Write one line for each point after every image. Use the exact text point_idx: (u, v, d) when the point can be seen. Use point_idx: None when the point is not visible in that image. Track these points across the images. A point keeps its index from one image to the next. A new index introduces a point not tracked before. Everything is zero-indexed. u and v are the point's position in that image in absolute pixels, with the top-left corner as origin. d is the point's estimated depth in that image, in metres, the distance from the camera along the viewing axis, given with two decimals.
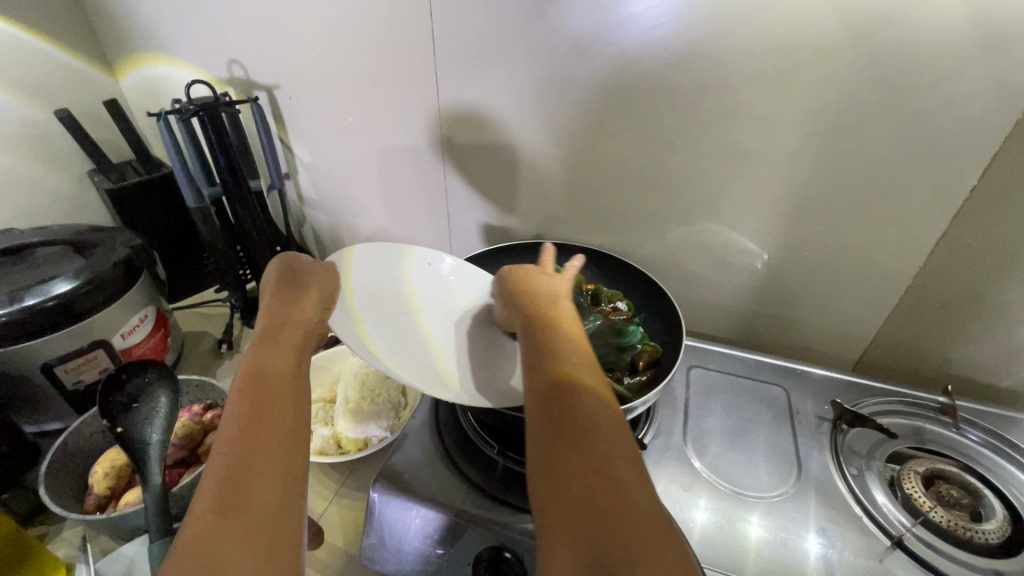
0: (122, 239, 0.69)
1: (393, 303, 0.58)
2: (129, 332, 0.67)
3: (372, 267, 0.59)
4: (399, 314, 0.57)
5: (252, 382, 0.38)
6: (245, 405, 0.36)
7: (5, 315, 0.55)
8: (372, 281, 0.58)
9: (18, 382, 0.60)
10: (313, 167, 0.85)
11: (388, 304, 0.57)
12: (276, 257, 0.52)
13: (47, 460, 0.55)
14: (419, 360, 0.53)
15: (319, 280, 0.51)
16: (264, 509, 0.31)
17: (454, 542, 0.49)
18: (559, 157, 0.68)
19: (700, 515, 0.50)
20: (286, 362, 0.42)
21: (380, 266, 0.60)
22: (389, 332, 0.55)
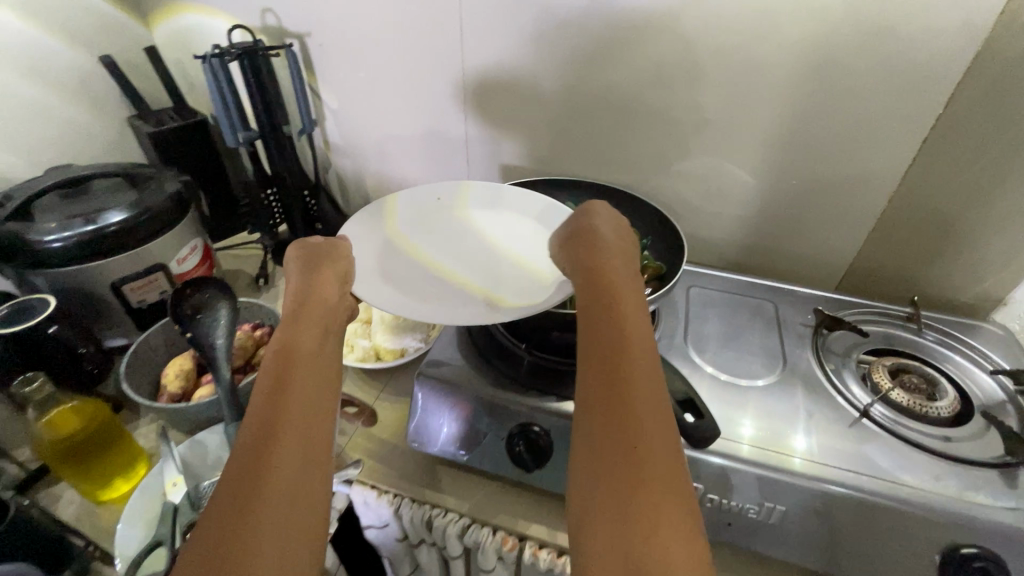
0: (171, 174, 0.75)
1: (436, 236, 0.69)
2: (183, 259, 0.73)
3: (401, 213, 0.70)
4: (431, 248, 0.67)
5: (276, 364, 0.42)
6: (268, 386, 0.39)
7: (68, 238, 0.61)
8: (402, 225, 0.69)
9: (91, 298, 0.67)
10: (339, 113, 0.90)
11: (421, 241, 0.68)
12: (293, 245, 0.55)
13: (125, 362, 0.62)
14: (451, 283, 0.63)
15: (339, 263, 0.55)
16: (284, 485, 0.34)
17: (489, 422, 0.57)
18: (573, 99, 0.74)
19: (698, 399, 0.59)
20: (306, 342, 0.45)
21: (410, 211, 0.71)
22: (423, 264, 0.65)
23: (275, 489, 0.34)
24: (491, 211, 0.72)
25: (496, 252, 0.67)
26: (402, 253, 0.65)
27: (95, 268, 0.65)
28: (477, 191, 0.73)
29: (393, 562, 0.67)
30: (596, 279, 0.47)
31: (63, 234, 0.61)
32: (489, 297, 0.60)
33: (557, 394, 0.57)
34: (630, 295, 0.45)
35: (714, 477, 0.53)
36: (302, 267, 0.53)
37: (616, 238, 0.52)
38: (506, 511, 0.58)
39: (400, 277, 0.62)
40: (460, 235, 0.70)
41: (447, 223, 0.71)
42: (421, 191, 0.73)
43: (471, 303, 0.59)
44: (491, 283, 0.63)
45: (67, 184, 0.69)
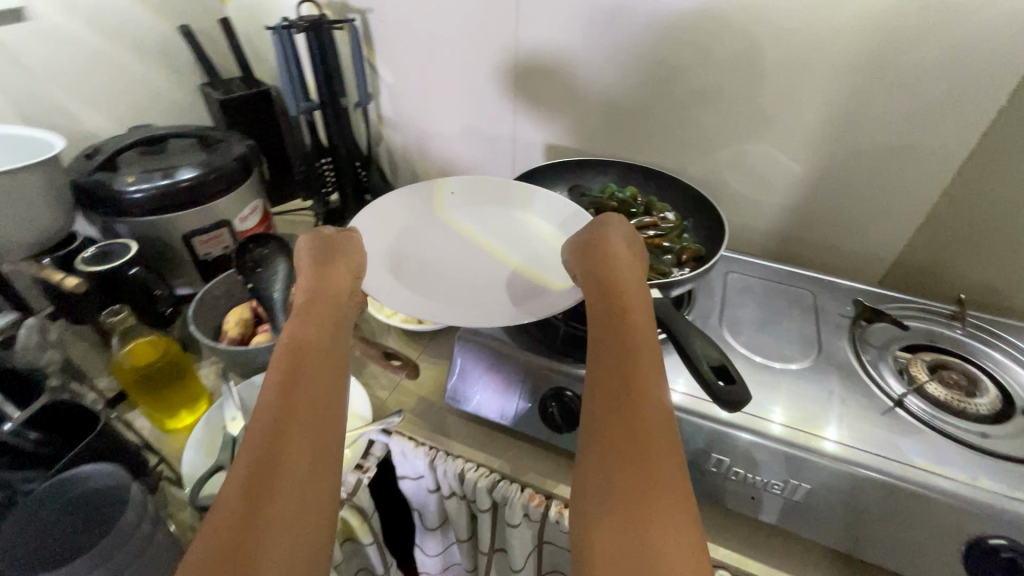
0: (239, 139, 0.79)
1: (472, 229, 0.71)
2: (245, 218, 0.78)
3: (411, 208, 0.72)
4: (445, 240, 0.69)
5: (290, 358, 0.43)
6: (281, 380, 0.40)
7: (143, 191, 0.66)
8: (414, 219, 0.71)
9: (164, 248, 0.73)
10: (394, 88, 0.93)
11: (433, 233, 0.70)
12: (304, 235, 0.56)
13: (192, 307, 0.68)
14: (469, 274, 0.65)
15: (353, 254, 0.56)
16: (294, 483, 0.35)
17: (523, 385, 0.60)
18: (624, 80, 0.75)
19: None
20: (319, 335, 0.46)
21: (422, 205, 0.73)
22: (439, 256, 0.67)
23: (284, 485, 0.34)
24: (503, 205, 0.74)
25: (511, 243, 0.69)
26: (415, 248, 0.67)
27: (169, 220, 0.70)
28: (486, 187, 0.75)
29: (424, 513, 0.71)
30: (612, 306, 0.47)
31: (140, 187, 0.67)
32: (511, 290, 0.62)
33: None
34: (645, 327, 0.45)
35: (741, 452, 0.54)
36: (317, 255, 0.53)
37: (629, 253, 0.52)
38: (535, 471, 0.60)
39: (415, 272, 0.63)
40: (473, 227, 0.71)
41: (459, 215, 0.73)
42: (430, 187, 0.75)
43: (493, 299, 0.60)
44: (508, 274, 0.64)
45: (147, 142, 0.75)
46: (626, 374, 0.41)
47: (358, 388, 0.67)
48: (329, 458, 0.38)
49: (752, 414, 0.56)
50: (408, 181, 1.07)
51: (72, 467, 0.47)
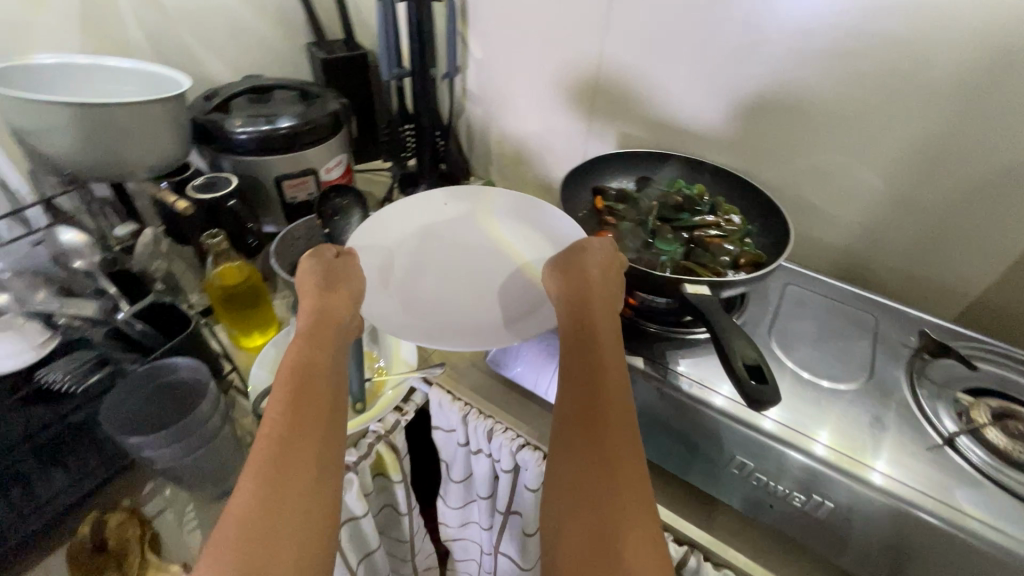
0: (334, 96, 0.86)
1: (483, 244, 0.71)
2: (330, 170, 0.85)
3: (410, 218, 0.72)
4: (440, 252, 0.70)
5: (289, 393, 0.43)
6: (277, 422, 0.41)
7: (249, 133, 0.74)
8: (412, 228, 0.71)
9: (258, 188, 0.81)
10: (482, 63, 0.97)
11: (428, 243, 0.70)
12: (307, 253, 0.55)
13: (277, 241, 0.75)
14: (464, 291, 0.66)
15: (354, 275, 0.55)
16: (289, 533, 0.36)
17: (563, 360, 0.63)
18: (710, 76, 0.74)
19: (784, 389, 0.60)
20: (318, 365, 0.46)
21: (419, 216, 0.73)
22: (434, 269, 0.68)
23: (275, 543, 0.36)
24: (499, 217, 0.74)
25: (506, 259, 0.69)
26: (410, 260, 0.68)
27: (266, 163, 0.78)
28: (483, 200, 0.76)
29: (451, 466, 0.76)
30: (584, 355, 0.48)
31: (246, 129, 0.74)
32: (503, 310, 0.63)
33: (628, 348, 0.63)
34: (614, 369, 0.47)
35: (771, 458, 0.55)
36: (317, 279, 0.53)
37: (604, 295, 0.53)
38: None
39: (408, 287, 0.65)
40: (469, 237, 0.72)
41: (455, 225, 0.73)
42: (428, 197, 0.75)
43: (485, 323, 0.62)
44: (500, 293, 0.65)
45: (256, 90, 0.83)
46: (600, 459, 0.41)
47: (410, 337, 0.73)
48: (321, 511, 0.38)
49: (787, 423, 0.55)
50: (481, 156, 1.10)
51: (168, 354, 0.55)
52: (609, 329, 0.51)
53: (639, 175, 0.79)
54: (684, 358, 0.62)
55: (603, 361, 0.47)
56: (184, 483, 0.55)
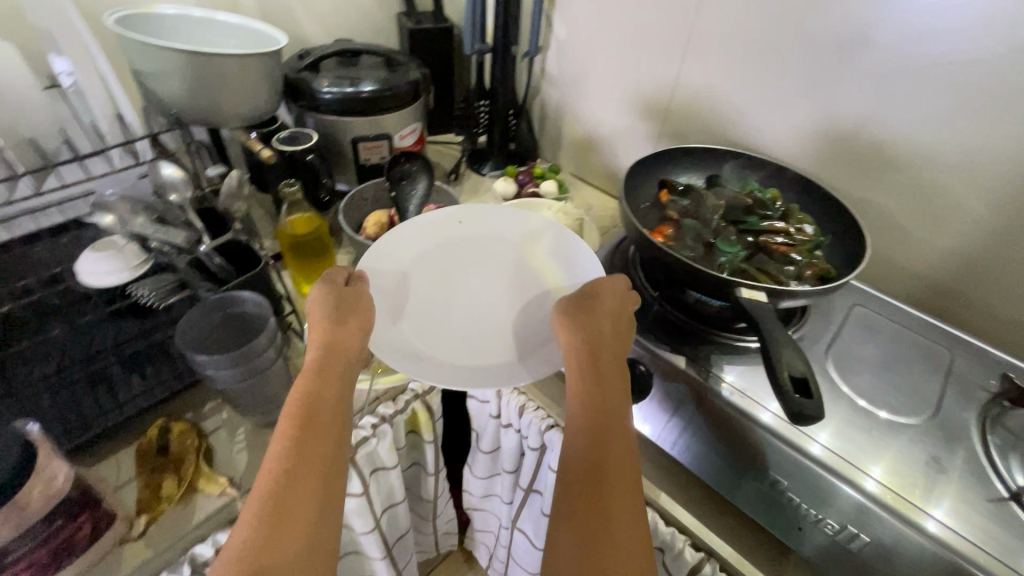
0: (416, 66, 0.88)
1: (496, 268, 0.67)
2: (403, 137, 0.88)
3: (422, 240, 0.68)
4: (454, 277, 0.65)
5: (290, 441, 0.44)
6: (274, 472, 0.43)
7: (333, 94, 0.78)
8: (424, 250, 0.67)
9: (336, 147, 0.85)
10: (563, 45, 0.95)
11: (443, 268, 0.66)
12: (318, 283, 0.55)
13: (346, 199, 0.79)
14: (484, 322, 0.61)
15: (365, 309, 0.54)
16: None
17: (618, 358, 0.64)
18: (802, 76, 0.69)
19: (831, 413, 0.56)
20: (319, 411, 0.47)
21: (430, 236, 0.68)
22: (451, 296, 0.64)
23: None
24: (515, 240, 0.69)
25: (525, 286, 0.65)
26: (418, 280, 0.64)
27: (345, 124, 0.81)
28: (499, 223, 0.71)
29: (480, 436, 0.78)
30: (587, 417, 0.48)
31: (331, 90, 0.78)
32: (514, 350, 0.58)
33: (672, 346, 0.61)
34: (618, 431, 0.48)
35: (809, 479, 0.53)
36: (327, 314, 0.52)
37: (613, 370, 0.52)
38: None
39: (422, 315, 0.61)
40: (485, 261, 0.67)
41: (470, 246, 0.68)
42: (439, 217, 0.70)
43: (495, 362, 0.57)
44: (524, 327, 0.61)
45: (345, 54, 0.87)
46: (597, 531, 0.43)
47: None
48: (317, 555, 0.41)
49: (832, 449, 0.52)
50: (550, 139, 1.09)
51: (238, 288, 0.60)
52: (617, 386, 0.51)
53: (710, 173, 0.76)
54: (729, 364, 0.60)
55: (608, 421, 0.48)
56: (238, 406, 0.60)
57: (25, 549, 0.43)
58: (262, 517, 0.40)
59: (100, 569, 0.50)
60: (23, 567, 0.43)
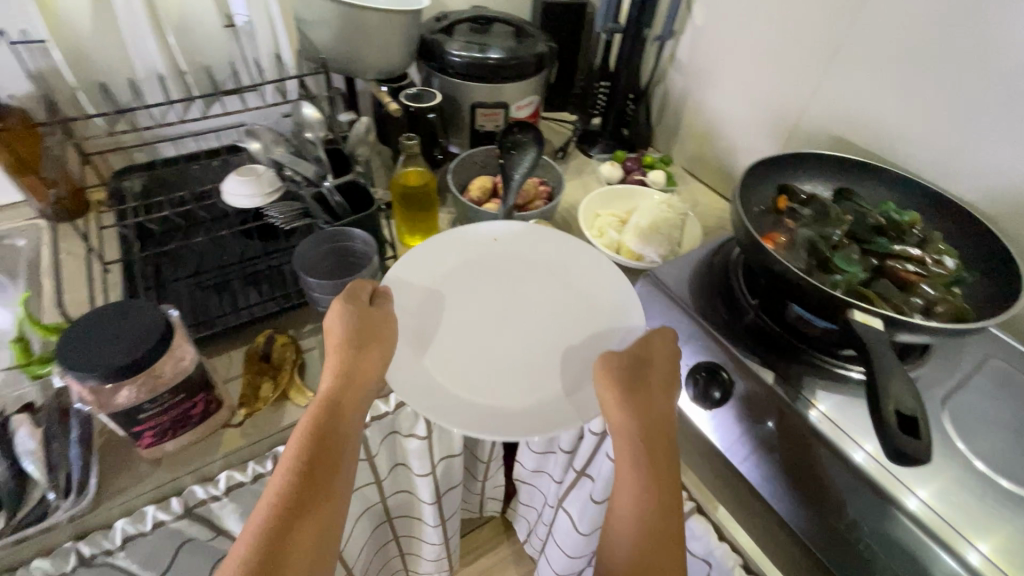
0: (544, 39, 0.88)
1: (526, 294, 0.65)
2: (520, 108, 0.89)
3: (452, 255, 0.68)
4: (484, 295, 0.64)
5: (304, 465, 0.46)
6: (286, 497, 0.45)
7: (462, 58, 0.81)
8: (454, 264, 0.66)
9: (455, 110, 0.88)
10: (699, 31, 0.90)
11: (474, 288, 0.65)
12: (338, 298, 0.54)
13: (457, 160, 0.82)
14: (513, 349, 0.59)
15: (388, 332, 0.54)
16: None
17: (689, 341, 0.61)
18: (980, 88, 0.60)
19: (938, 469, 0.50)
20: (332, 438, 0.49)
21: (462, 252, 0.68)
22: (479, 315, 0.62)
23: None
24: (554, 263, 0.68)
25: (561, 313, 0.63)
26: (449, 297, 0.63)
27: (468, 88, 0.84)
28: (535, 248, 0.70)
29: None
30: (640, 499, 0.49)
31: (461, 54, 0.81)
32: (540, 392, 0.56)
33: (761, 359, 0.58)
34: (670, 508, 0.49)
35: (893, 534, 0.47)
36: (347, 335, 0.52)
37: (663, 466, 0.51)
38: None
39: (445, 338, 0.59)
40: (519, 282, 0.66)
41: (505, 265, 0.68)
42: (471, 234, 0.70)
43: (516, 401, 0.55)
44: (556, 358, 0.59)
45: (479, 21, 0.89)
46: None
47: None
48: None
49: (931, 506, 0.47)
50: (667, 129, 1.05)
51: (350, 225, 0.64)
52: (668, 461, 0.51)
53: (842, 184, 0.69)
54: (824, 392, 0.55)
55: (661, 500, 0.49)
56: None
57: (154, 411, 0.50)
58: (266, 539, 0.42)
59: (201, 446, 0.56)
60: (150, 424, 0.51)
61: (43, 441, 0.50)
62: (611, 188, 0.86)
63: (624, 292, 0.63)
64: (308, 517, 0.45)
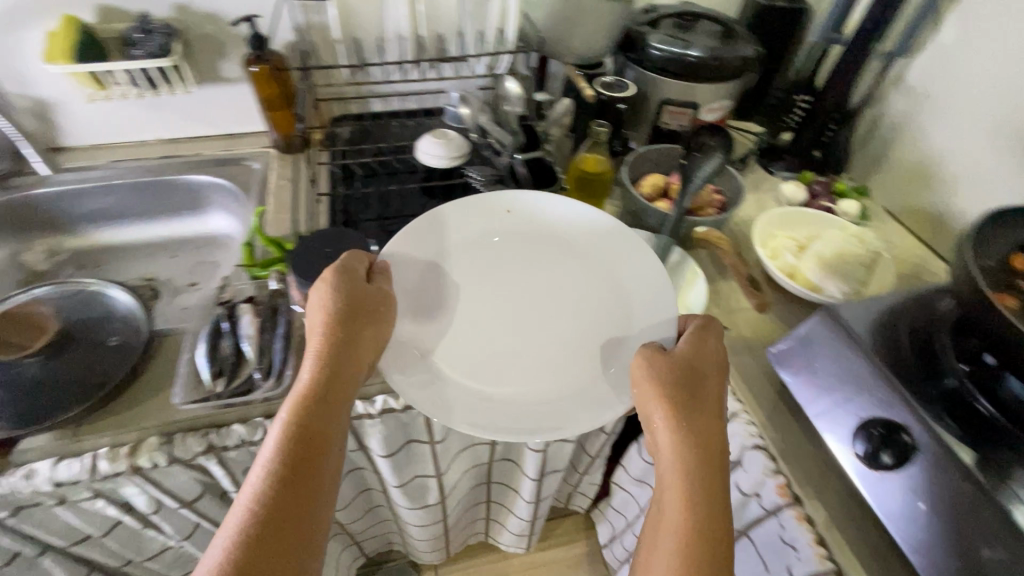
0: (752, 42, 0.83)
1: (541, 268, 0.65)
2: (709, 111, 0.86)
3: (458, 230, 0.66)
4: (493, 276, 0.64)
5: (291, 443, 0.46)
6: (272, 475, 0.44)
7: (660, 51, 0.79)
8: (456, 240, 0.65)
9: (641, 102, 0.87)
10: (943, 53, 0.78)
11: (487, 270, 0.64)
12: (327, 273, 0.53)
13: (636, 154, 0.81)
14: (516, 340, 0.59)
15: (381, 312, 0.53)
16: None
17: (844, 380, 0.55)
18: None
19: None
20: (317, 414, 0.48)
21: (474, 223, 0.67)
22: (493, 305, 0.61)
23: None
24: (579, 248, 0.66)
25: (579, 305, 0.62)
26: (457, 276, 0.63)
27: (659, 83, 0.82)
28: (552, 223, 0.68)
29: None
30: None
31: (659, 47, 0.80)
32: (560, 379, 0.56)
33: (961, 434, 0.50)
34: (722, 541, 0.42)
35: None
36: (336, 311, 0.51)
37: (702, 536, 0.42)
38: (807, 476, 0.56)
39: (452, 318, 0.59)
40: (539, 265, 0.65)
41: (523, 247, 0.66)
42: (485, 204, 0.68)
43: (534, 385, 0.55)
44: (581, 347, 0.58)
45: (686, 16, 0.86)
46: None
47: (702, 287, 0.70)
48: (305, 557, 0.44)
49: None
50: (869, 158, 0.93)
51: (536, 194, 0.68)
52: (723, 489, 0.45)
53: None
54: None
55: (711, 530, 0.42)
56: None
57: None
58: (255, 514, 0.43)
59: None
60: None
61: (258, 330, 0.60)
62: (793, 210, 0.79)
63: (654, 292, 0.60)
64: (300, 497, 0.44)
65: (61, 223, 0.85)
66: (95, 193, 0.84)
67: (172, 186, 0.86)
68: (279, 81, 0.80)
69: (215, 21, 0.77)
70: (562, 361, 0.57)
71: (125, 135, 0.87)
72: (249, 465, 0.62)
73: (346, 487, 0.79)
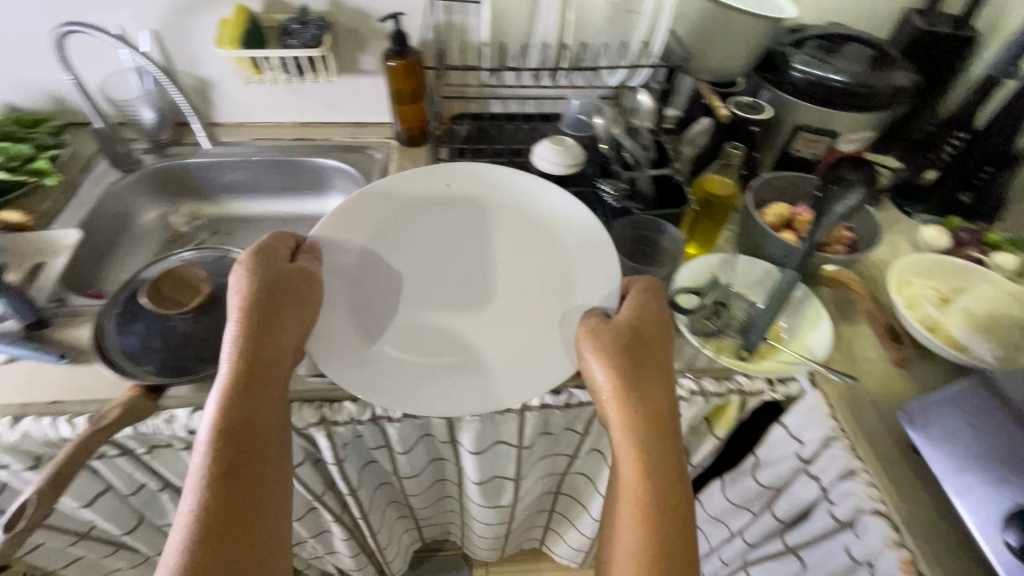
0: (909, 71, 0.76)
1: (487, 239, 0.66)
2: (850, 141, 0.79)
3: (391, 208, 0.65)
4: (434, 253, 0.65)
5: (235, 424, 0.47)
6: (226, 453, 0.46)
7: (804, 74, 0.74)
8: (390, 219, 0.64)
9: (775, 127, 0.82)
10: None
11: (429, 250, 0.65)
12: (246, 260, 0.53)
13: (759, 179, 0.77)
14: (454, 319, 0.61)
15: (308, 296, 0.54)
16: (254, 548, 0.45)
17: (1005, 459, 0.48)
18: None
19: None
20: (256, 392, 0.49)
21: (412, 200, 0.66)
22: (437, 283, 0.63)
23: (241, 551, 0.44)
24: (523, 218, 0.66)
25: (523, 281, 0.63)
26: (393, 256, 0.63)
27: (798, 107, 0.77)
28: (498, 194, 0.67)
29: (763, 464, 0.70)
30: None
31: (804, 70, 0.74)
32: (506, 346, 0.59)
33: None
34: (673, 495, 0.49)
35: None
36: (261, 298, 0.51)
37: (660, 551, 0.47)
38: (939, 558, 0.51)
39: (390, 293, 0.61)
40: (484, 240, 0.66)
41: (468, 221, 0.66)
42: (426, 178, 0.66)
43: (478, 352, 0.59)
44: (527, 317, 0.61)
45: (834, 39, 0.81)
46: None
47: (828, 328, 0.65)
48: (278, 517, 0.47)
49: None
50: None
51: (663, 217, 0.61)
52: (671, 448, 0.50)
53: None
54: None
55: (660, 510, 0.48)
56: None
57: None
58: (221, 489, 0.45)
59: None
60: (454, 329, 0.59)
61: None
62: (942, 257, 0.72)
63: (602, 265, 0.60)
64: (255, 467, 0.47)
65: (204, 191, 0.94)
66: (236, 167, 0.92)
67: (302, 166, 0.93)
68: (412, 77, 0.84)
69: (363, 18, 0.82)
70: (510, 336, 0.60)
71: (265, 117, 0.94)
72: (349, 440, 0.65)
73: (425, 474, 0.81)
